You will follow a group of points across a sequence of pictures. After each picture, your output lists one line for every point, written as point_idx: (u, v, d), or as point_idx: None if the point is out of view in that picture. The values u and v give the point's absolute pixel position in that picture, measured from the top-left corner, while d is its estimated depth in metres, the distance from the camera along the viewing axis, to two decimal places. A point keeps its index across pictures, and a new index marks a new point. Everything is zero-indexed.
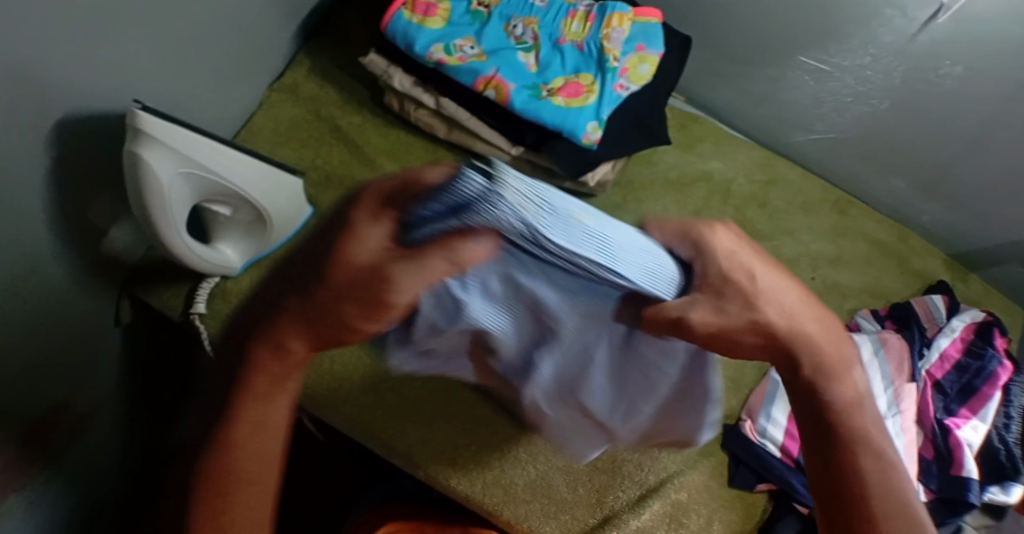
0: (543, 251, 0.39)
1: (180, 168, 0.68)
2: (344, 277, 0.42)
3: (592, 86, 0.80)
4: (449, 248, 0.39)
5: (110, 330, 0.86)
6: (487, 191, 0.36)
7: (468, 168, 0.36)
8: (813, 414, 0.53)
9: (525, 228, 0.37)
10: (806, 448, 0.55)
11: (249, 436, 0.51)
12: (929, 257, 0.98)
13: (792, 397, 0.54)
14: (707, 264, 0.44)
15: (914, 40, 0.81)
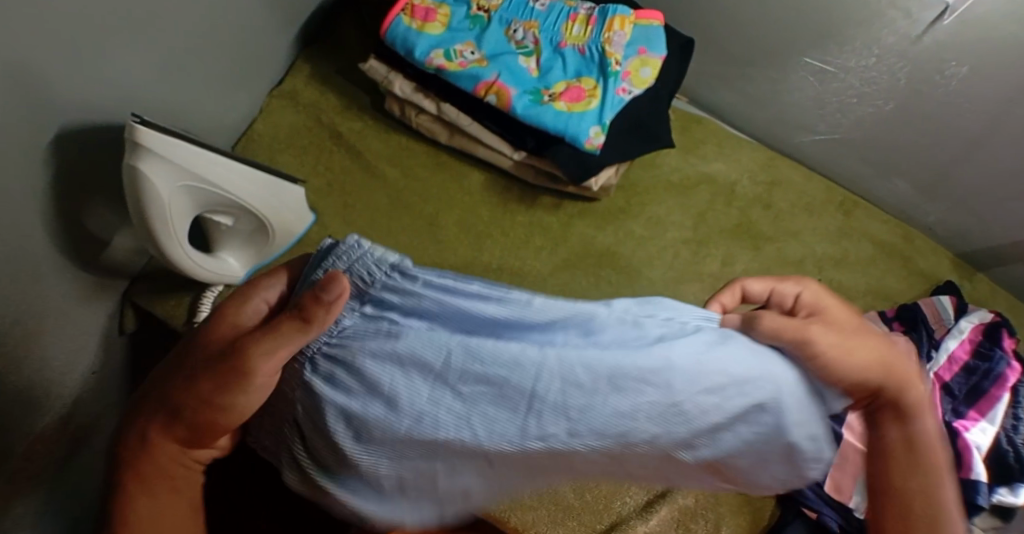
0: (396, 305, 0.45)
1: (181, 181, 0.67)
2: (214, 348, 0.50)
3: (594, 90, 0.80)
4: (293, 309, 0.45)
5: (113, 339, 0.86)
6: (335, 247, 0.48)
7: (326, 240, 0.50)
8: (901, 436, 0.54)
9: (373, 279, 0.46)
10: (879, 475, 0.55)
11: (142, 519, 0.51)
12: (935, 258, 0.97)
13: (882, 420, 0.55)
14: (806, 295, 0.54)
15: (918, 41, 0.81)
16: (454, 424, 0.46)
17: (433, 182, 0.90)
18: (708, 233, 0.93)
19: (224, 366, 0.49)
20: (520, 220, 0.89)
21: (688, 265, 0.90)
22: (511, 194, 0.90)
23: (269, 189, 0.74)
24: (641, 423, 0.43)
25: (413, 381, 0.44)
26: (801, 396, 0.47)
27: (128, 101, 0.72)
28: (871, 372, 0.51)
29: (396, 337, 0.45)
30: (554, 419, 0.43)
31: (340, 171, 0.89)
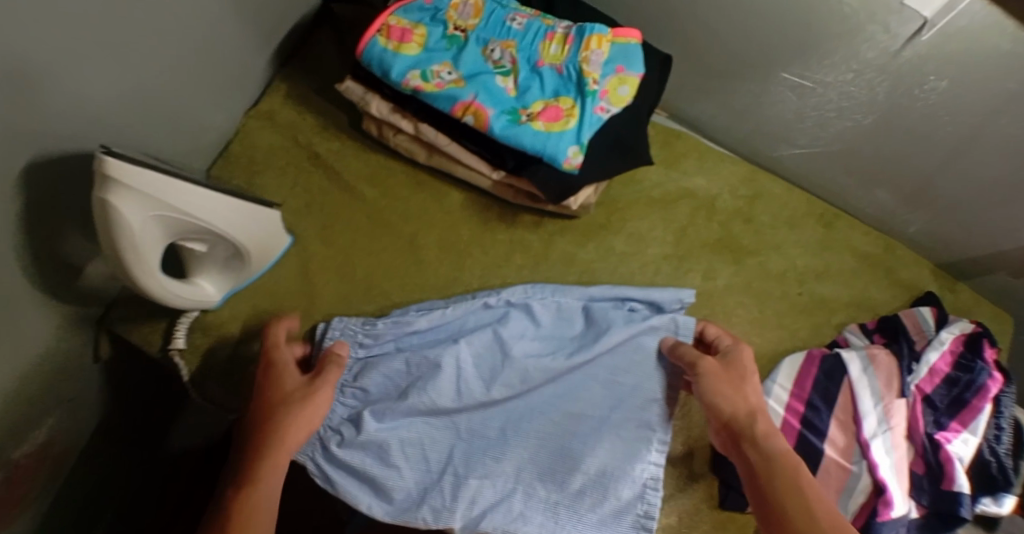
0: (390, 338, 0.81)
1: (152, 211, 0.66)
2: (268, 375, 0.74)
3: (573, 109, 0.79)
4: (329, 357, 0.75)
5: (88, 367, 0.85)
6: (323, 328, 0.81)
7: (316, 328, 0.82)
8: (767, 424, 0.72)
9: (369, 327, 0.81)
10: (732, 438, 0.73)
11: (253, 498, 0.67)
12: (915, 268, 0.97)
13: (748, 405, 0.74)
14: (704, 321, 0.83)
15: (897, 56, 0.80)
16: (440, 386, 0.79)
17: (411, 202, 0.89)
18: (690, 247, 0.93)
19: (298, 391, 0.73)
20: (501, 238, 0.89)
21: (669, 281, 0.91)
22: (491, 212, 0.90)
23: (243, 214, 0.74)
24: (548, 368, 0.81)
25: (392, 365, 0.80)
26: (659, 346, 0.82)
27: (100, 129, 0.71)
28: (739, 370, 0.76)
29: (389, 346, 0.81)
30: (474, 379, 0.80)
31: (317, 192, 0.88)
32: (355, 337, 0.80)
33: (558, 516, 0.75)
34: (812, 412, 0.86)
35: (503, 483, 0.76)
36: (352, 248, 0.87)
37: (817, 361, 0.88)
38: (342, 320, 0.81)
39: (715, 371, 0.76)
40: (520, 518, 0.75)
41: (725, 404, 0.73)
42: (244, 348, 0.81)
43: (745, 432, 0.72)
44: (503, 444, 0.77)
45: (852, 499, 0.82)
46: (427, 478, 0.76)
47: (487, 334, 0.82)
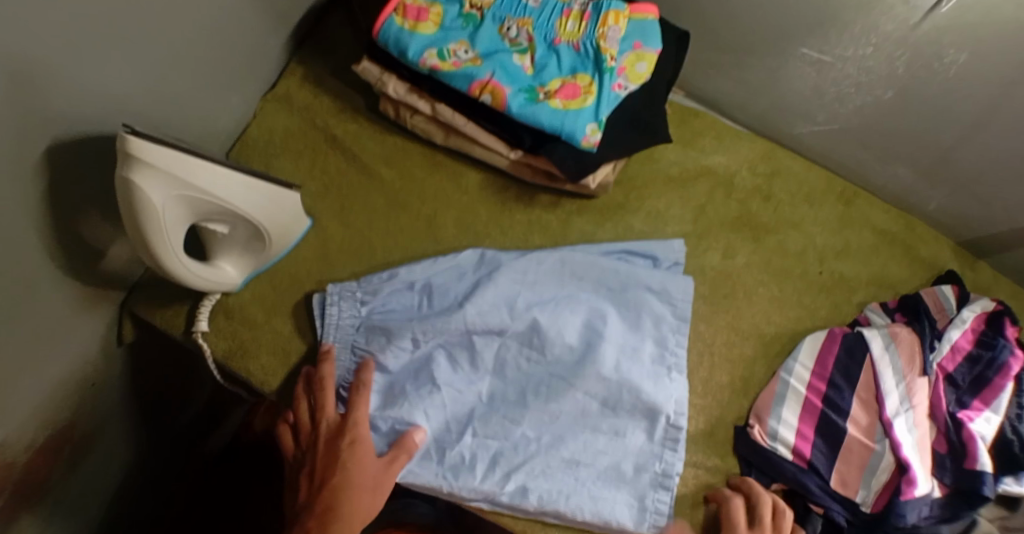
0: (393, 297, 0.83)
1: (173, 192, 0.66)
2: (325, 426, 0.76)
3: (590, 86, 0.79)
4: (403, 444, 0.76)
5: (113, 350, 0.85)
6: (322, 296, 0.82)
7: (313, 294, 0.83)
8: None
9: (366, 294, 0.82)
10: None
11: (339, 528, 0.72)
12: (936, 245, 0.96)
13: None
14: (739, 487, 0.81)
15: (916, 28, 0.79)
16: (451, 347, 0.82)
17: (429, 184, 0.89)
18: (708, 226, 0.92)
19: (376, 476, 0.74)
20: (519, 218, 0.89)
21: (687, 261, 0.90)
22: (509, 192, 0.90)
23: (260, 194, 0.73)
24: (552, 329, 0.83)
25: (403, 325, 0.81)
26: (651, 296, 0.86)
27: (117, 109, 0.71)
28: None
29: (394, 306, 0.83)
30: (482, 338, 0.82)
31: (335, 175, 0.88)
32: (354, 296, 0.82)
33: (577, 475, 0.80)
34: (834, 391, 0.85)
35: (524, 442, 0.80)
36: (370, 229, 0.87)
37: (838, 339, 0.88)
38: (338, 285, 0.83)
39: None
40: (542, 474, 0.79)
41: None
42: (269, 329, 0.82)
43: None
44: (522, 407, 0.81)
45: (874, 478, 0.81)
46: (447, 437, 0.80)
47: (489, 292, 0.82)
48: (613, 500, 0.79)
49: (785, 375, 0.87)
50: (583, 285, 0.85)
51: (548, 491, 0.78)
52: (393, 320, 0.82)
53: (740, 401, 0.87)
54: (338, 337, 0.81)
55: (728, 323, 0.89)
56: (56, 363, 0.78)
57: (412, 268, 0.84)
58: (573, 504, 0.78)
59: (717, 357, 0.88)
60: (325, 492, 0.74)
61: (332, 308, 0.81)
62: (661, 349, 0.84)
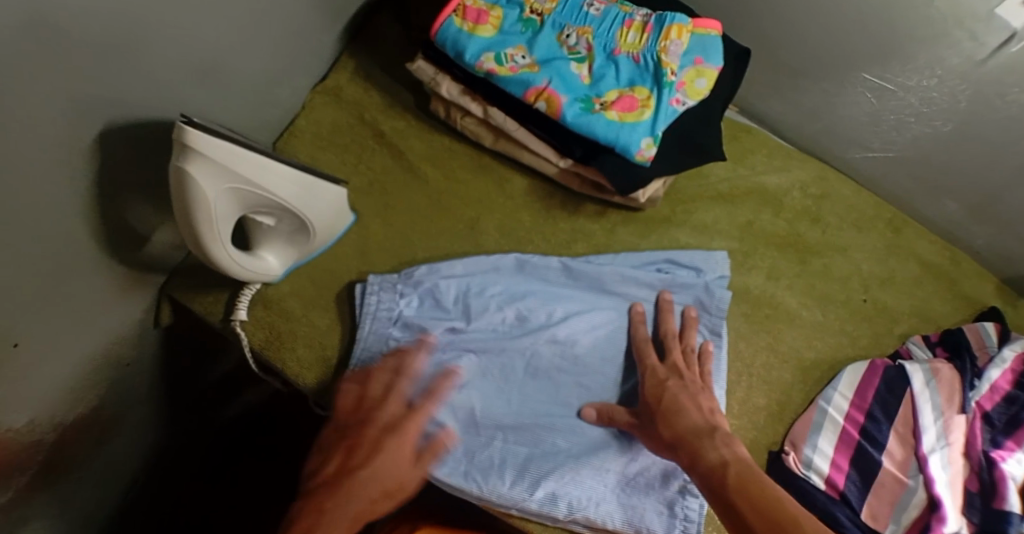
0: (431, 292, 0.82)
1: (225, 182, 0.66)
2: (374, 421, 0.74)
3: (647, 100, 0.77)
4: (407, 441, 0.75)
5: (149, 332, 0.85)
6: (361, 287, 0.82)
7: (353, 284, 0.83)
8: (737, 465, 0.68)
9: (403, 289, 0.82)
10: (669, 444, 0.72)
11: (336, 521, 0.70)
12: (982, 282, 0.94)
13: (706, 441, 0.70)
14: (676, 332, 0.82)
15: (982, 65, 0.78)
16: (485, 345, 0.82)
17: (474, 187, 0.88)
18: (754, 244, 0.91)
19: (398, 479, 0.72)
20: (563, 227, 0.88)
21: (730, 276, 0.89)
22: (555, 200, 0.89)
23: (309, 187, 0.73)
24: (585, 340, 0.83)
25: (439, 317, 0.82)
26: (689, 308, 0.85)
27: (172, 95, 0.71)
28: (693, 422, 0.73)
29: (429, 303, 0.82)
30: (517, 341, 0.82)
31: (380, 171, 0.88)
32: (393, 288, 0.82)
33: (606, 482, 0.78)
34: (871, 423, 0.84)
35: (552, 451, 0.79)
36: (413, 227, 0.86)
37: (879, 371, 0.87)
38: (378, 276, 0.82)
39: (682, 383, 0.77)
40: (571, 481, 0.77)
41: (663, 392, 0.76)
42: (306, 322, 0.82)
43: (702, 440, 0.71)
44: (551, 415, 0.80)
45: (905, 513, 0.80)
46: (475, 439, 0.78)
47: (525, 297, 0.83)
48: (643, 508, 0.78)
49: (823, 403, 0.86)
50: (614, 296, 0.85)
51: (581, 499, 0.77)
52: (428, 317, 0.81)
53: (774, 426, 0.86)
54: (375, 326, 0.80)
55: (768, 344, 0.88)
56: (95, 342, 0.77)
57: (454, 264, 0.84)
58: (604, 512, 0.77)
59: (755, 379, 0.87)
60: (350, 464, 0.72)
61: (371, 298, 0.81)
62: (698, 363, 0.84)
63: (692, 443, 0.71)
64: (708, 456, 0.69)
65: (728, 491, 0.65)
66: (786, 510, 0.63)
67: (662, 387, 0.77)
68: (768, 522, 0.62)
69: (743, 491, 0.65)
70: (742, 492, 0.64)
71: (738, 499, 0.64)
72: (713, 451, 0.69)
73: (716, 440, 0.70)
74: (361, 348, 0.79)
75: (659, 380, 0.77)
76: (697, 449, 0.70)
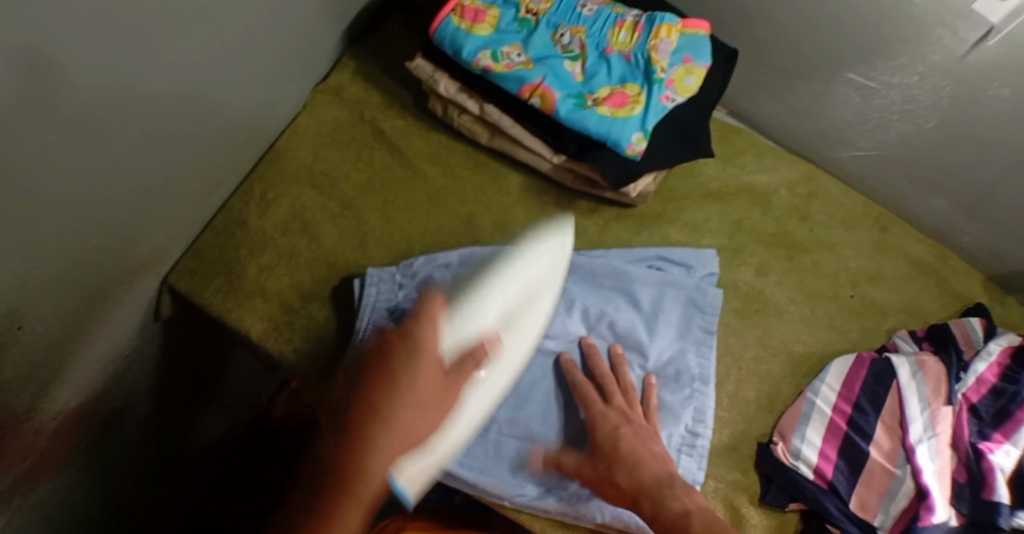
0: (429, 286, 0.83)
1: (498, 298, 0.74)
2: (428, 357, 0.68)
3: (638, 96, 0.80)
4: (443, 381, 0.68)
5: (150, 325, 0.85)
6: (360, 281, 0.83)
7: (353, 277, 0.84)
8: (701, 509, 0.69)
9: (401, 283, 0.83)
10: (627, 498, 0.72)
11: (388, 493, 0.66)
12: (967, 277, 0.96)
13: (667, 497, 0.70)
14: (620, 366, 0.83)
15: (963, 61, 0.81)
16: None
17: (470, 183, 0.91)
18: (744, 241, 0.94)
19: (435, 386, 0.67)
20: None
21: (720, 273, 0.91)
22: (549, 196, 0.91)
23: (505, 324, 0.74)
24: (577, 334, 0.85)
25: None
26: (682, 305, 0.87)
27: None
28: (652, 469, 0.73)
29: None
30: None
31: (378, 167, 0.90)
32: (392, 279, 0.83)
33: None
34: (858, 414, 0.86)
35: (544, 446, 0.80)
36: (410, 223, 0.88)
37: (867, 363, 0.88)
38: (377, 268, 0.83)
39: (633, 430, 0.77)
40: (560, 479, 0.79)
41: (619, 439, 0.75)
42: (304, 315, 0.83)
43: (662, 489, 0.71)
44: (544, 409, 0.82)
45: (894, 503, 0.81)
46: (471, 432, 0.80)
47: None
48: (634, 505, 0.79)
49: (812, 395, 0.87)
50: (620, 295, 0.87)
51: (569, 493, 0.78)
52: None
53: (765, 418, 0.88)
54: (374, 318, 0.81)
55: (758, 339, 0.90)
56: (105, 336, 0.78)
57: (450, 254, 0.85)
58: (594, 506, 0.78)
59: (745, 372, 0.89)
60: (383, 405, 0.65)
61: (371, 289, 0.82)
62: (689, 357, 0.86)
63: (650, 495, 0.71)
64: (670, 505, 0.69)
65: None
66: None
67: (615, 434, 0.76)
68: None
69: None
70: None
71: None
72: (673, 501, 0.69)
73: (675, 490, 0.71)
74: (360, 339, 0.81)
75: (610, 428, 0.77)
76: (658, 501, 0.70)
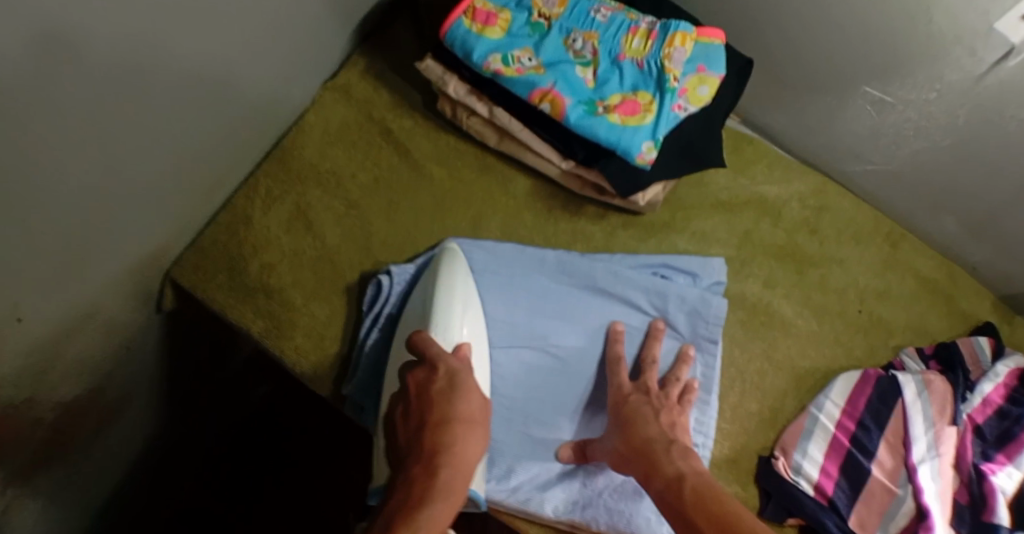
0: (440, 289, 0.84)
1: (454, 281, 0.78)
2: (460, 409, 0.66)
3: (650, 105, 0.79)
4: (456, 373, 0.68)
5: (152, 318, 0.85)
6: (379, 285, 0.82)
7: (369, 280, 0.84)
8: (692, 468, 0.69)
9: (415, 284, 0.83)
10: (625, 464, 0.74)
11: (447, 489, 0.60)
12: (976, 298, 0.95)
13: (663, 458, 0.70)
14: (653, 343, 0.84)
15: (980, 81, 0.80)
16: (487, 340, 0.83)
17: (476, 185, 0.90)
18: (752, 253, 0.92)
19: (462, 392, 0.67)
20: (564, 228, 0.90)
21: (727, 283, 0.90)
22: (556, 201, 0.90)
23: (473, 328, 0.78)
24: (580, 339, 0.84)
25: None
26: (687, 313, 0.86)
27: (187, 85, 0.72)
28: (652, 436, 0.74)
29: None
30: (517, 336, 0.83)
31: (385, 168, 0.89)
32: (407, 284, 0.83)
33: (593, 487, 0.80)
34: (861, 431, 0.85)
35: (541, 455, 0.81)
36: (414, 225, 0.87)
37: (871, 380, 0.87)
38: (390, 272, 0.83)
39: (645, 401, 0.78)
40: (551, 487, 0.80)
41: (630, 411, 0.77)
42: (307, 314, 0.83)
43: (659, 455, 0.71)
44: (542, 417, 0.82)
45: (893, 522, 0.81)
46: None
47: (531, 294, 0.84)
48: (629, 514, 0.79)
49: (815, 411, 0.86)
50: (624, 303, 0.86)
51: (565, 502, 0.79)
52: None
53: (766, 432, 0.87)
54: (384, 323, 0.82)
55: (763, 352, 0.89)
56: (108, 332, 0.78)
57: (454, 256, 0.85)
58: (589, 515, 0.79)
59: (748, 386, 0.88)
60: (452, 424, 0.64)
61: (386, 294, 0.82)
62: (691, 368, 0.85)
63: (645, 458, 0.72)
64: (664, 469, 0.69)
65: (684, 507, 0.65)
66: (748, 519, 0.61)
67: (625, 403, 0.78)
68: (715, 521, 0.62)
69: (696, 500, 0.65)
70: (697, 503, 0.65)
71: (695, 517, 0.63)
72: (664, 463, 0.70)
73: (672, 454, 0.71)
74: (365, 342, 0.81)
75: (626, 403, 0.78)
76: (650, 470, 0.71)
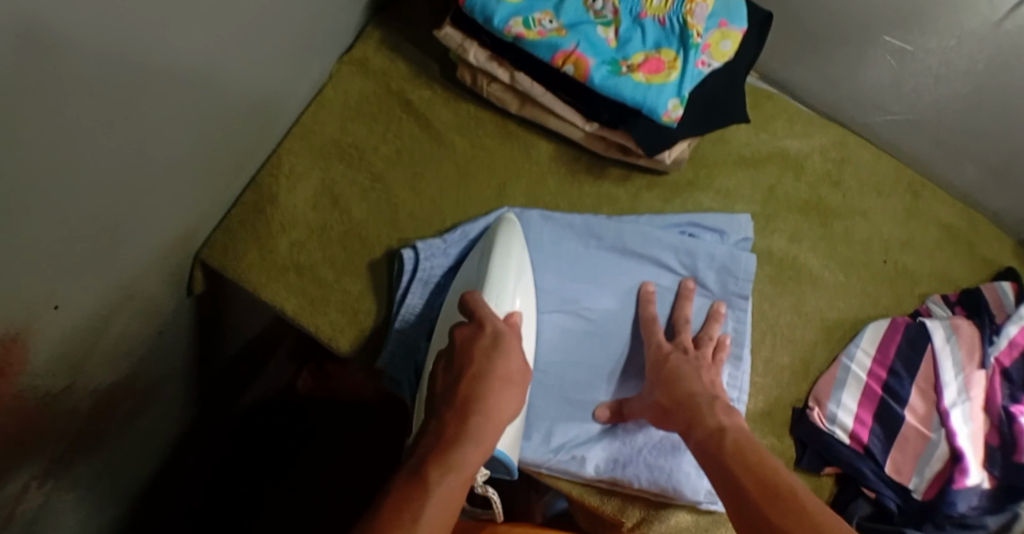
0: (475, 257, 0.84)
1: (512, 256, 0.79)
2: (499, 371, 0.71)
3: (674, 62, 0.79)
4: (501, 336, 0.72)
5: (184, 301, 0.83)
6: (414, 256, 0.82)
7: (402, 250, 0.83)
8: (735, 423, 0.71)
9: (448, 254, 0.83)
10: (666, 417, 0.75)
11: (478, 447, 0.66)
12: (997, 244, 0.96)
13: (705, 414, 0.71)
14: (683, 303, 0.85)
15: (998, 27, 0.82)
16: None
17: (499, 153, 0.90)
18: (776, 208, 0.93)
19: (505, 358, 0.71)
20: (588, 192, 0.90)
21: (754, 239, 0.91)
22: (580, 165, 0.90)
23: (522, 297, 0.79)
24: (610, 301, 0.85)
25: None
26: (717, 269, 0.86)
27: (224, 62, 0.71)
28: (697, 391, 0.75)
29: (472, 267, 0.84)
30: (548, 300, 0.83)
31: (407, 139, 0.89)
32: (443, 252, 0.83)
33: (631, 444, 0.81)
34: (894, 379, 0.86)
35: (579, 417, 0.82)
36: (440, 196, 0.87)
37: (901, 328, 0.88)
38: (426, 241, 0.83)
39: (686, 357, 0.79)
40: (589, 446, 0.80)
41: (671, 366, 0.77)
42: (339, 289, 0.83)
43: (703, 409, 0.72)
44: (576, 379, 0.82)
45: (928, 466, 0.82)
46: None
47: (560, 258, 0.84)
48: (668, 469, 0.80)
49: (846, 361, 0.87)
50: (653, 262, 0.86)
51: (605, 460, 0.80)
52: None
53: (799, 384, 0.88)
54: (421, 291, 0.82)
55: (792, 305, 0.90)
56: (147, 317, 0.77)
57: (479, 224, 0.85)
58: (630, 473, 0.79)
59: (780, 339, 0.89)
60: (490, 383, 0.70)
61: (425, 264, 0.82)
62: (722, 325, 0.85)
63: (688, 411, 0.73)
64: (707, 422, 0.71)
65: (730, 461, 0.66)
66: (790, 478, 0.63)
67: (666, 361, 0.79)
68: (758, 479, 0.63)
69: (742, 458, 0.66)
70: (739, 457, 0.66)
71: (740, 477, 0.64)
72: (708, 417, 0.71)
73: (716, 409, 0.72)
74: (404, 311, 0.81)
75: (665, 360, 0.79)
76: (693, 421, 0.72)
